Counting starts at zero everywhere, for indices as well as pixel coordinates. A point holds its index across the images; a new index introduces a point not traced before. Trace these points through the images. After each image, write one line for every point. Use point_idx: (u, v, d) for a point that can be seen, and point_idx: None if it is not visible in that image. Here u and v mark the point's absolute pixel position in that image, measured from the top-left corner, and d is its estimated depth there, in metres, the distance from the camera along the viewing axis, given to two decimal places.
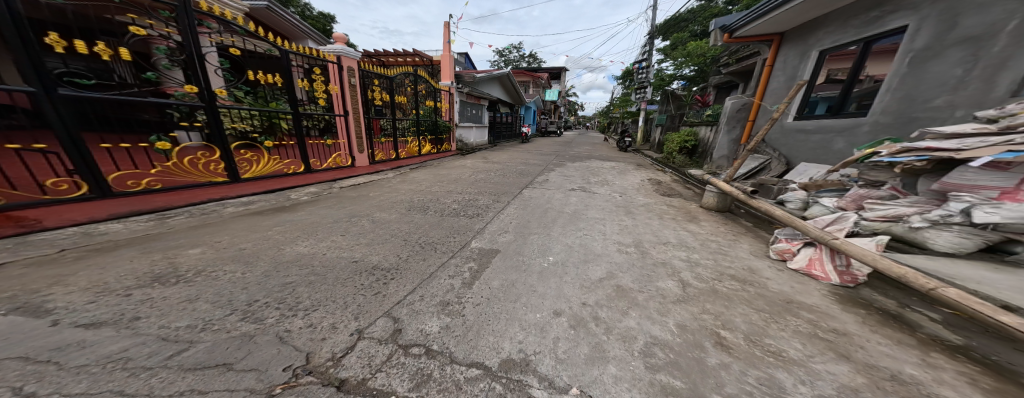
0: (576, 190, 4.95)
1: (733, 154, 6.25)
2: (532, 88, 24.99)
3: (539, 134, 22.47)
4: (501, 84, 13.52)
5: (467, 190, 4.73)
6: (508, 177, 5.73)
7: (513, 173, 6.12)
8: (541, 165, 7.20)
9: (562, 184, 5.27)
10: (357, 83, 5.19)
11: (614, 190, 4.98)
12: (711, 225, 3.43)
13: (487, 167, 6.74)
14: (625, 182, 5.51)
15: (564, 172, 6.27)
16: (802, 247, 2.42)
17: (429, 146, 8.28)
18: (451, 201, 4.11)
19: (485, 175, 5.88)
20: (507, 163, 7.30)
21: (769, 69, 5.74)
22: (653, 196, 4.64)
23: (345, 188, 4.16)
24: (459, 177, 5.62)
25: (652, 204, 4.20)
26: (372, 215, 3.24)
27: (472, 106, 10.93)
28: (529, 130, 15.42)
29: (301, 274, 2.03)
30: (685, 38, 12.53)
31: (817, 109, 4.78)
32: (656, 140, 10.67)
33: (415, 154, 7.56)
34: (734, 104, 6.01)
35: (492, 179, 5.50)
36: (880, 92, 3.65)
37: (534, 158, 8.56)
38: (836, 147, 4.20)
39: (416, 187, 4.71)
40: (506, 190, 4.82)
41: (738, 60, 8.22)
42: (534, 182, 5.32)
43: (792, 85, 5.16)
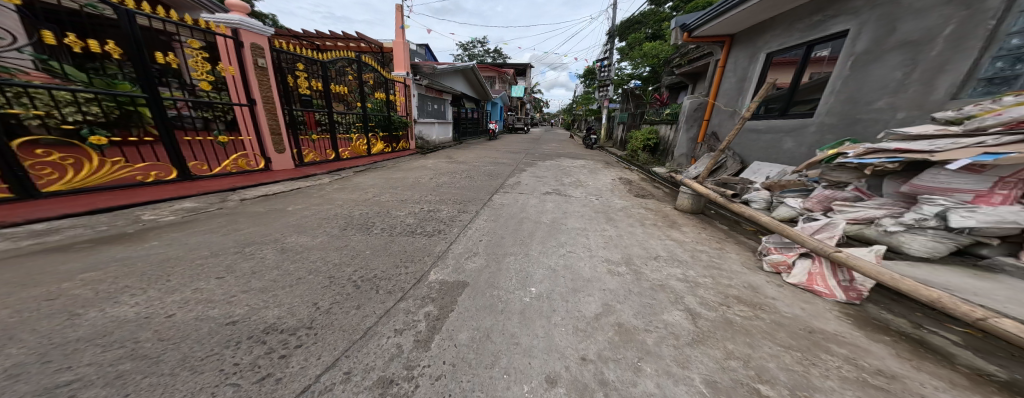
0: (550, 193, 4.50)
1: (690, 152, 6.37)
2: (495, 83, 24.36)
3: (502, 130, 21.91)
4: (465, 78, 12.70)
5: (426, 198, 3.95)
6: (473, 180, 5.05)
7: (479, 174, 5.46)
8: (510, 164, 6.64)
9: (534, 187, 4.80)
10: (269, 64, 3.82)
11: (588, 192, 4.66)
12: (691, 231, 3.21)
13: (448, 169, 5.94)
14: (597, 183, 5.24)
15: (536, 172, 5.82)
16: (797, 259, 2.16)
17: (382, 144, 7.10)
18: (405, 214, 3.32)
19: (445, 178, 5.09)
20: (470, 163, 6.57)
21: (721, 70, 5.85)
22: (627, 199, 4.40)
23: (249, 200, 3.06)
24: (416, 182, 4.76)
25: (628, 209, 3.94)
26: (287, 239, 2.33)
27: (433, 100, 9.88)
28: (493, 126, 14.78)
29: (101, 362, 1.15)
30: (640, 39, 13.04)
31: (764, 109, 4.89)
32: (619, 138, 10.93)
33: (361, 154, 6.32)
34: (692, 104, 6.14)
35: (455, 183, 4.78)
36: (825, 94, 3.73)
37: (500, 156, 7.97)
38: (784, 147, 4.25)
39: (359, 196, 3.77)
40: (473, 197, 4.16)
41: (689, 61, 8.54)
42: (504, 186, 4.75)
43: (742, 86, 5.24)
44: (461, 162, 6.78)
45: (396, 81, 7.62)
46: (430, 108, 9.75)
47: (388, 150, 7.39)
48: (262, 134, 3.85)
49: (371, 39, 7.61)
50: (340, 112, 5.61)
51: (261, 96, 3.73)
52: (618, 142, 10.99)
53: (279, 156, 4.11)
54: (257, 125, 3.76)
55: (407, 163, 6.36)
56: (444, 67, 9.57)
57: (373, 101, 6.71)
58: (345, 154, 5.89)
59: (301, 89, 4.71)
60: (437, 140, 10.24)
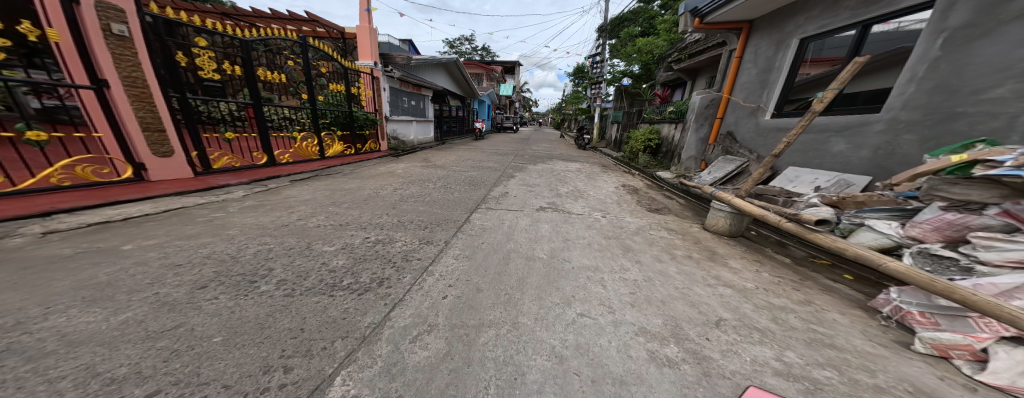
0: (545, 209, 3.51)
1: (700, 154, 5.40)
2: (484, 81, 23.34)
3: (490, 129, 20.86)
4: (450, 74, 11.77)
5: (375, 220, 2.83)
6: (446, 191, 3.98)
7: (456, 183, 4.38)
8: (496, 169, 5.61)
9: (524, 200, 3.79)
10: (129, 31, 2.61)
11: (592, 207, 3.67)
12: (745, 264, 2.24)
13: (418, 176, 4.79)
14: (600, 193, 4.30)
15: (526, 179, 4.83)
16: (1000, 346, 1.22)
17: (343, 146, 5.77)
18: (334, 250, 2.20)
19: (411, 189, 3.96)
20: (452, 168, 5.49)
21: (737, 62, 4.71)
22: (641, 216, 3.47)
23: (58, 236, 1.90)
24: (372, 195, 3.64)
25: (647, 231, 2.97)
26: (45, 323, 1.22)
27: (412, 96, 8.68)
28: (481, 125, 13.73)
29: None
30: (632, 35, 12.33)
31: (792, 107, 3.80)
32: (614, 138, 10.15)
33: (313, 157, 5.03)
34: (702, 99, 5.11)
35: (422, 196, 3.69)
36: (897, 83, 2.60)
37: (486, 159, 6.92)
38: (834, 150, 3.08)
39: (274, 217, 2.62)
40: (441, 218, 3.09)
41: (690, 56, 7.76)
42: (486, 200, 3.71)
43: (765, 79, 4.07)
44: (437, 167, 5.64)
45: (362, 72, 6.23)
46: (408, 104, 8.54)
47: (352, 153, 6.04)
48: (127, 133, 2.66)
49: (329, 23, 6.21)
50: (273, 105, 4.31)
51: (119, 77, 2.56)
52: (613, 144, 10.15)
53: (162, 162, 2.90)
54: (114, 118, 2.56)
55: (368, 169, 5.17)
56: (422, 58, 8.40)
57: (331, 95, 5.41)
58: (285, 158, 4.48)
59: (206, 74, 3.43)
60: (416, 141, 9.05)
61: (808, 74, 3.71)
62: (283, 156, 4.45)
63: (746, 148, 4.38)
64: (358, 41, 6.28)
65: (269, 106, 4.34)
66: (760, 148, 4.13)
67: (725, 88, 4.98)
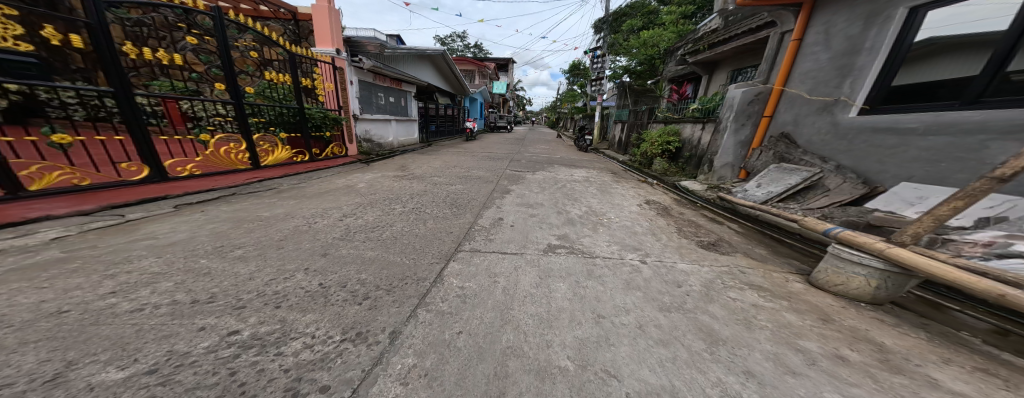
0: (558, 250, 2.37)
1: (738, 161, 4.35)
2: (476, 78, 22.13)
3: (483, 130, 19.68)
4: (445, 73, 11.33)
5: (268, 282, 1.61)
6: (412, 217, 2.78)
7: (430, 203, 3.19)
8: (487, 180, 4.44)
9: (523, 233, 2.64)
10: None
11: (623, 244, 2.54)
12: (976, 388, 1.14)
13: (383, 189, 3.54)
14: (624, 217, 3.18)
15: (525, 196, 3.67)
16: None
17: (293, 152, 4.42)
18: (119, 382, 0.98)
19: (362, 215, 2.73)
20: (432, 180, 4.27)
21: (796, 45, 3.66)
22: (698, 255, 2.35)
23: None
24: (297, 222, 2.40)
25: (723, 291, 1.85)
26: None
27: (390, 92, 7.40)
28: (472, 125, 12.53)
29: None
30: (634, 28, 11.31)
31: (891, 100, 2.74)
32: (618, 139, 9.10)
33: (240, 167, 3.66)
34: (746, 93, 4.06)
35: (373, 229, 2.47)
36: None
37: (476, 166, 5.72)
38: (999, 158, 2.03)
39: (61, 281, 1.39)
40: (393, 276, 1.90)
41: (710, 46, 6.73)
42: (468, 235, 2.54)
43: (847, 64, 3.03)
44: (413, 176, 4.41)
45: (321, 60, 4.81)
46: (387, 101, 7.30)
47: (308, 160, 4.67)
48: None
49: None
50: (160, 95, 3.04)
51: None
52: (617, 146, 9.10)
53: None
54: None
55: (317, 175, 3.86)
56: (402, 48, 7.17)
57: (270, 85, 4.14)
58: (184, 169, 3.11)
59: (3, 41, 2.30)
60: (396, 144, 7.81)
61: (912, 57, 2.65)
62: (177, 168, 3.06)
63: (816, 154, 3.29)
64: (315, 23, 4.92)
65: (158, 97, 3.05)
66: (838, 155, 3.06)
67: (776, 80, 3.93)
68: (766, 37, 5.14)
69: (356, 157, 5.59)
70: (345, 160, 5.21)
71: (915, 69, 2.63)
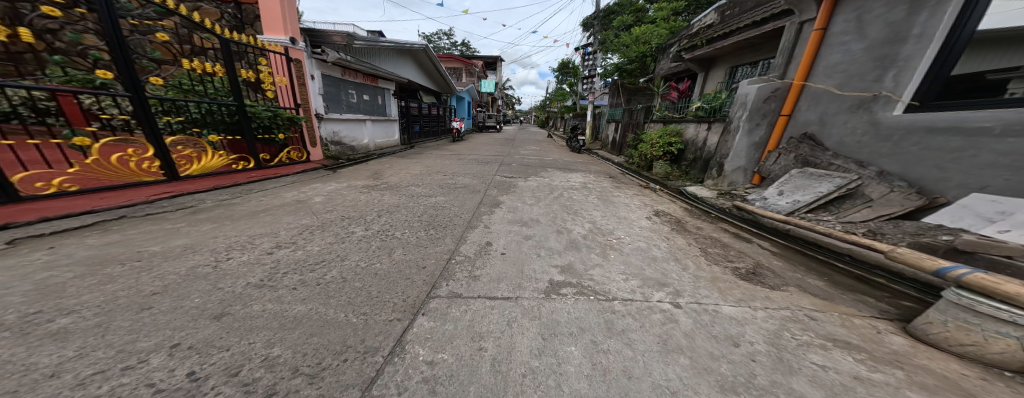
0: (564, 292, 1.80)
1: (752, 164, 3.92)
2: (462, 77, 21.37)
3: (471, 130, 18.98)
4: (428, 70, 10.61)
5: (81, 381, 0.90)
6: (374, 244, 2.10)
7: (400, 222, 2.53)
8: (473, 189, 3.83)
9: (517, 266, 2.05)
10: None
11: (643, 277, 1.99)
12: None
13: (342, 201, 2.82)
14: (637, 236, 2.64)
15: (517, 210, 3.08)
16: None
17: (231, 159, 3.64)
18: None
19: (304, 240, 1.96)
20: (406, 189, 3.59)
21: (820, 36, 3.25)
22: (741, 290, 1.82)
23: None
24: (201, 250, 1.69)
25: (802, 353, 1.30)
26: None
27: (364, 89, 6.66)
28: (458, 126, 11.82)
29: None
30: (625, 25, 10.93)
31: (946, 95, 2.32)
32: (611, 139, 8.66)
33: (148, 178, 2.87)
34: (761, 90, 3.63)
35: (314, 265, 1.71)
36: None
37: (461, 172, 5.07)
38: None
39: None
40: (326, 350, 1.19)
41: (708, 42, 6.33)
42: (444, 270, 1.92)
43: (889, 54, 2.62)
44: (385, 184, 3.72)
45: (270, 49, 4.05)
46: (360, 99, 6.54)
47: (251, 167, 3.88)
48: None
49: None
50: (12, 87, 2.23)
51: None
52: (612, 146, 8.63)
53: None
54: None
55: (260, 183, 3.12)
56: (378, 41, 6.45)
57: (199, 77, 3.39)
58: (49, 185, 2.32)
59: None
60: (372, 146, 7.05)
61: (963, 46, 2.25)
62: (36, 183, 2.27)
63: (850, 157, 2.87)
64: (263, 9, 4.16)
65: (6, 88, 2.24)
66: (880, 159, 2.63)
67: (795, 74, 3.51)
68: (773, 31, 4.77)
69: (320, 163, 4.82)
70: (305, 167, 4.44)
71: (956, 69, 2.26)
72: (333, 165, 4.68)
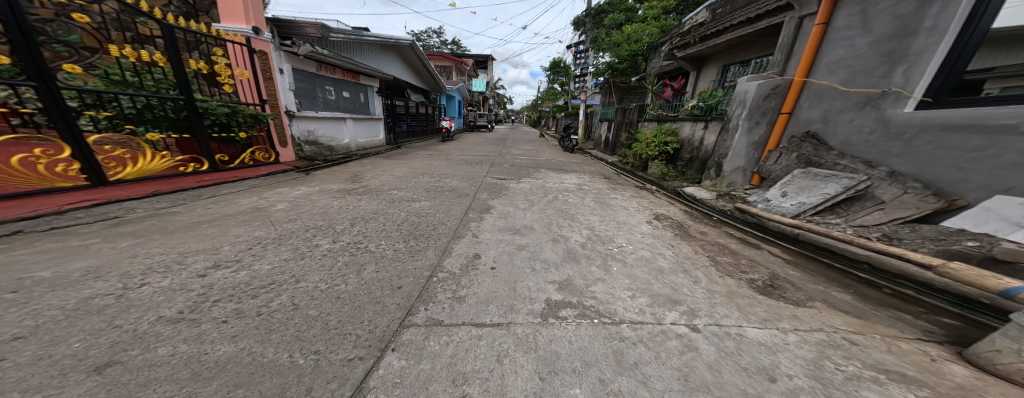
0: (565, 315, 1.54)
1: (751, 164, 3.77)
2: (452, 76, 20.94)
3: (461, 130, 18.60)
4: (416, 68, 10.22)
5: None
6: (341, 258, 1.77)
7: (376, 231, 2.21)
8: (461, 192, 3.53)
9: (510, 284, 1.78)
10: None
11: (652, 294, 1.76)
12: None
13: (309, 205, 2.47)
14: (640, 244, 2.41)
15: (509, 216, 2.81)
16: None
17: (178, 160, 3.25)
18: None
19: (251, 255, 1.62)
20: (388, 192, 3.25)
21: (821, 30, 3.11)
22: (762, 308, 1.61)
23: None
24: (111, 273, 1.34)
25: (853, 390, 1.09)
26: None
27: (344, 85, 6.26)
28: (447, 125, 11.45)
29: None
30: (616, 22, 10.80)
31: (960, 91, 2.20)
32: (605, 139, 8.49)
33: (64, 184, 2.47)
34: (762, 87, 3.48)
35: (258, 290, 1.37)
36: None
37: (449, 173, 4.75)
38: None
39: None
40: None
41: (699, 40, 6.17)
42: (423, 291, 1.62)
43: (897, 49, 2.49)
44: (364, 185, 3.38)
45: (229, 39, 3.66)
46: (339, 97, 6.15)
47: (205, 170, 3.48)
48: None
49: None
50: None
51: None
52: (605, 146, 8.47)
53: None
54: None
55: (214, 188, 2.73)
56: (358, 34, 6.06)
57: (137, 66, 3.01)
58: None
59: None
60: (354, 147, 6.65)
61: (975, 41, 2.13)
62: None
63: (858, 156, 2.73)
64: None
65: None
66: (890, 159, 2.50)
67: (795, 71, 3.38)
68: (768, 27, 4.66)
69: (292, 164, 4.44)
70: (271, 169, 4.07)
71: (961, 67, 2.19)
72: (306, 166, 4.31)
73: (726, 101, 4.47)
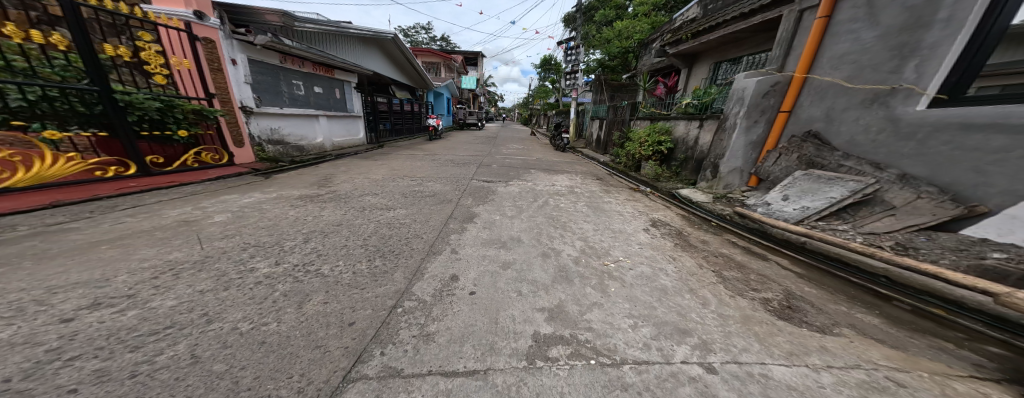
0: (558, 355, 1.28)
1: (749, 165, 3.59)
2: (440, 72, 20.36)
3: (450, 128, 18.14)
4: (399, 64, 9.75)
5: None
6: (280, 285, 1.43)
7: (334, 246, 1.88)
8: (443, 198, 3.20)
9: (490, 314, 1.49)
10: None
11: (656, 323, 1.51)
12: None
13: (257, 215, 2.10)
14: (638, 258, 2.16)
15: (495, 226, 2.52)
16: None
17: (97, 164, 2.85)
18: None
19: (152, 288, 1.27)
20: (359, 197, 2.90)
21: (824, 24, 2.93)
22: (784, 337, 1.39)
23: None
24: None
25: None
26: None
27: (316, 80, 5.80)
28: (434, 123, 11.02)
29: None
30: (606, 18, 10.58)
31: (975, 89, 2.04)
32: (596, 137, 8.29)
33: None
34: (761, 83, 3.29)
35: (144, 339, 1.03)
36: None
37: (433, 176, 4.41)
38: None
39: None
40: None
41: (690, 36, 5.94)
42: (379, 326, 1.31)
43: (907, 43, 2.31)
44: (331, 189, 3.01)
45: (164, 24, 3.26)
46: (309, 92, 5.69)
47: (130, 174, 3.09)
48: None
49: None
50: None
51: None
52: (596, 145, 8.26)
53: None
54: None
55: (144, 197, 2.33)
56: (331, 24, 5.59)
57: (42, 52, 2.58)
58: None
59: None
60: (329, 146, 6.26)
61: (991, 34, 1.97)
62: None
63: (865, 157, 2.56)
64: None
65: None
66: (901, 161, 2.33)
67: (795, 66, 3.19)
68: (762, 22, 4.49)
69: (250, 167, 4.00)
70: (221, 171, 3.73)
71: (971, 62, 2.04)
72: (266, 169, 3.88)
73: (721, 99, 4.28)
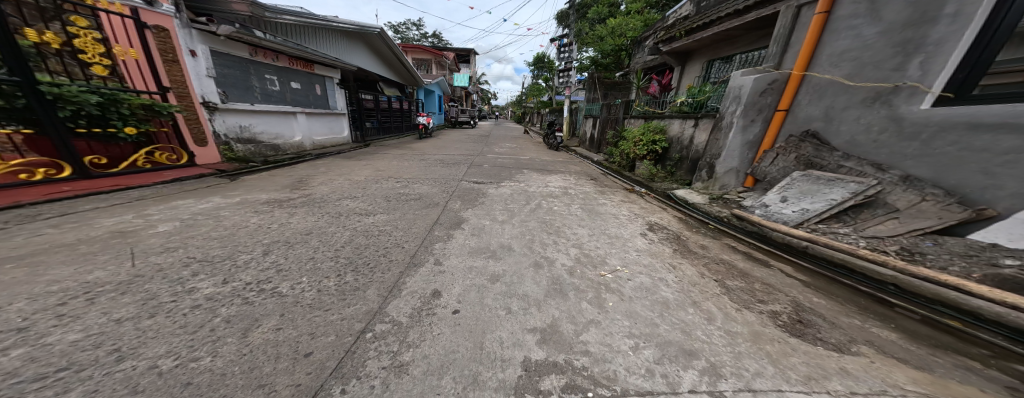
0: (550, 386, 1.11)
1: (745, 165, 3.51)
2: (431, 68, 19.93)
3: (442, 126, 17.79)
4: (387, 60, 9.39)
5: None
6: (223, 309, 1.21)
7: (299, 259, 1.66)
8: (429, 201, 2.99)
9: (474, 338, 1.31)
10: None
11: (659, 343, 1.36)
12: None
13: (212, 223, 1.86)
14: (636, 267, 2.02)
15: (483, 233, 2.33)
16: None
17: (24, 166, 2.60)
18: None
19: (53, 318, 1.05)
20: (336, 201, 2.67)
21: (823, 19, 2.84)
22: (797, 358, 1.26)
23: None
24: None
25: None
26: None
27: (293, 75, 5.49)
28: (424, 121, 10.72)
29: None
30: (600, 15, 10.43)
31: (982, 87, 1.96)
32: (590, 136, 8.17)
33: None
34: (758, 81, 3.20)
35: (22, 388, 0.82)
36: None
37: (420, 177, 4.18)
38: None
39: None
40: None
41: (683, 34, 5.85)
42: (341, 357, 1.11)
43: (911, 39, 2.24)
44: (306, 192, 2.77)
45: (99, 8, 2.98)
46: (285, 87, 5.38)
47: (65, 176, 2.83)
48: None
49: None
50: None
51: None
52: (590, 143, 8.14)
53: None
54: None
55: (82, 205, 2.06)
56: (310, 16, 5.28)
57: None
58: None
59: None
60: (309, 144, 6.01)
61: (998, 29, 1.89)
62: None
63: (866, 158, 2.48)
64: None
65: None
66: (904, 162, 2.25)
67: (793, 64, 3.11)
68: (756, 19, 4.41)
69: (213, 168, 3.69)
70: (179, 173, 3.51)
71: (978, 59, 1.96)
72: (232, 171, 3.57)
73: (716, 98, 4.19)
